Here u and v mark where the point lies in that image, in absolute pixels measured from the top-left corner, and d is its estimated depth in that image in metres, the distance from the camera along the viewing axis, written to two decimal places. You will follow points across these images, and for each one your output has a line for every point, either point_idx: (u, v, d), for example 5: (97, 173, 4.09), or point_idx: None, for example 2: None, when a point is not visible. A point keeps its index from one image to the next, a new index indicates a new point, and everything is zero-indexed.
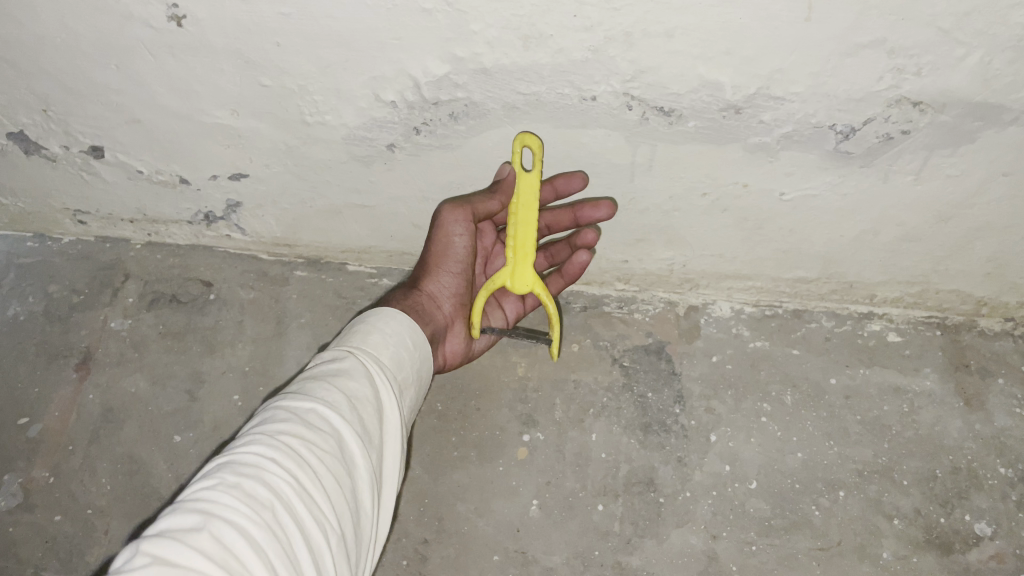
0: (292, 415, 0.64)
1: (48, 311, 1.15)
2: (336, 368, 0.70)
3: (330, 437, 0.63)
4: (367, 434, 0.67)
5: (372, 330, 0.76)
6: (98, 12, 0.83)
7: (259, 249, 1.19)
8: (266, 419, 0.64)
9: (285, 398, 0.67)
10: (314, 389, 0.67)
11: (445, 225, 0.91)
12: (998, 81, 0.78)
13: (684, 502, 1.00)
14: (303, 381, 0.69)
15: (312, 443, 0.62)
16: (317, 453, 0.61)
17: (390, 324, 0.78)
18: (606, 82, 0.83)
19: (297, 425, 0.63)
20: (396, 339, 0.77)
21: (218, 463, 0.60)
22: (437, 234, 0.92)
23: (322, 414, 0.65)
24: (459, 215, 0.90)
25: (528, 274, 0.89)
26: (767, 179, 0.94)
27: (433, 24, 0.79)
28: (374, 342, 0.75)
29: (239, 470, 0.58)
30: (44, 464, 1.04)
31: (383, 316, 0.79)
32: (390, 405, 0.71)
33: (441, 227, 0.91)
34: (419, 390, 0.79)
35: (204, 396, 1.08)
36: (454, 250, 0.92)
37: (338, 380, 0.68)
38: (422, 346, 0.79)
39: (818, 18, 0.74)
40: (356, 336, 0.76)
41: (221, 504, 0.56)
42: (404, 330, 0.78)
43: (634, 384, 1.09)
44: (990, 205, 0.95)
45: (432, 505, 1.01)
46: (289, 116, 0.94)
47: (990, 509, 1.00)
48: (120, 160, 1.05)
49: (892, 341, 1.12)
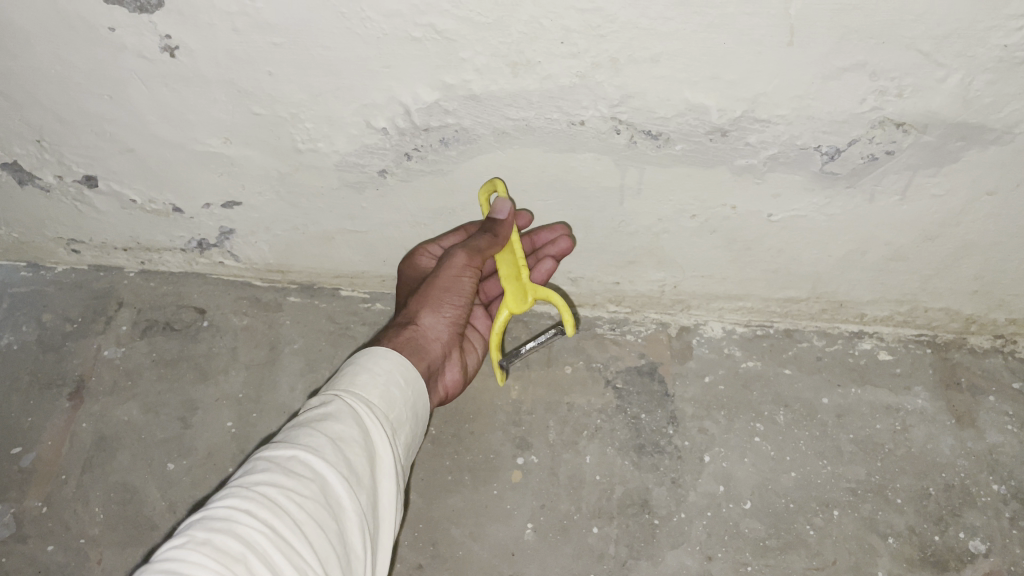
0: (272, 464, 0.62)
1: (41, 340, 1.15)
2: (321, 412, 0.67)
3: (310, 483, 0.60)
4: (355, 476, 0.63)
5: (361, 369, 0.72)
6: (92, 44, 0.84)
7: (253, 275, 1.19)
8: (246, 471, 0.62)
9: (267, 448, 0.64)
10: (298, 436, 0.64)
11: (454, 265, 0.88)
12: (979, 101, 0.80)
13: (678, 523, 1.00)
14: (290, 429, 0.67)
15: (290, 492, 0.59)
16: (295, 501, 0.59)
17: (380, 361, 0.73)
18: (594, 107, 0.84)
19: (275, 474, 0.60)
20: (387, 377, 0.72)
21: (194, 519, 0.58)
22: (444, 272, 0.89)
23: (303, 459, 0.62)
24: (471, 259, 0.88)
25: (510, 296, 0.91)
26: (755, 201, 0.95)
27: (423, 52, 0.80)
28: (364, 381, 0.71)
29: (210, 525, 0.56)
30: (37, 493, 1.03)
31: (372, 354, 0.74)
32: (382, 444, 0.67)
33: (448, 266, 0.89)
34: (417, 427, 0.74)
35: (197, 423, 1.08)
36: (461, 288, 0.89)
37: (322, 424, 0.65)
38: (414, 383, 0.74)
39: (800, 43, 0.75)
40: (343, 378, 0.72)
41: (190, 561, 0.53)
42: (395, 366, 0.73)
43: (628, 405, 1.09)
44: (976, 223, 0.96)
45: (426, 530, 1.00)
46: (281, 144, 0.95)
47: (984, 525, 1.00)
48: (113, 189, 1.06)
49: (883, 360, 1.13)
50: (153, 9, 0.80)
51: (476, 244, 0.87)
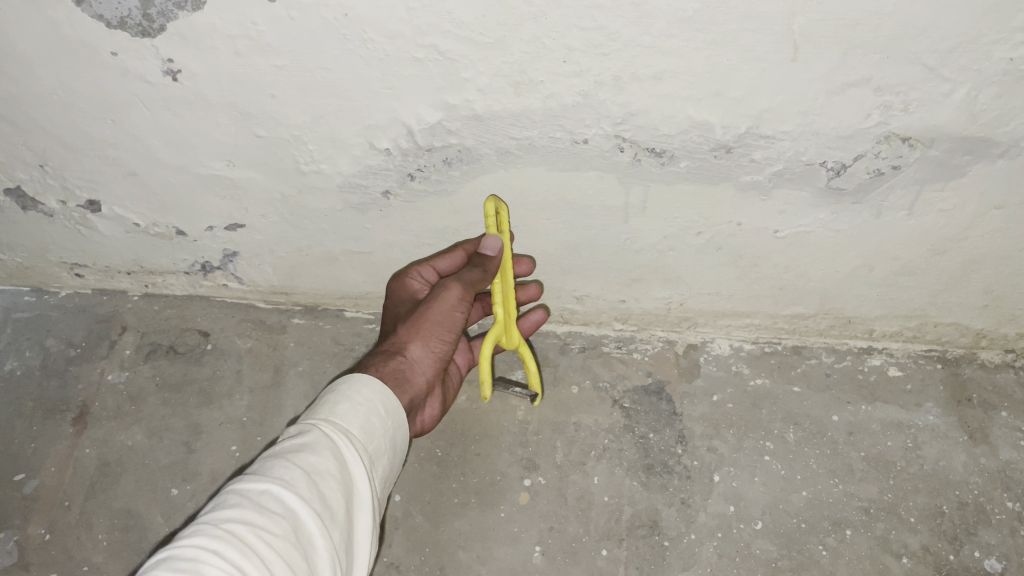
0: (243, 499, 0.61)
1: (45, 365, 1.15)
2: (297, 443, 0.66)
3: (281, 521, 0.60)
4: (328, 512, 0.62)
5: (342, 397, 0.71)
6: (96, 68, 0.85)
7: (256, 297, 1.19)
8: (217, 505, 0.61)
9: (240, 480, 0.63)
10: (271, 468, 0.63)
11: (448, 299, 0.86)
12: (985, 115, 0.79)
13: (689, 545, 0.99)
14: (263, 459, 0.65)
15: (260, 530, 0.58)
16: (265, 539, 0.58)
17: (362, 391, 0.72)
18: (597, 125, 0.84)
19: (245, 511, 0.59)
20: (369, 407, 0.71)
21: (159, 557, 0.56)
22: (436, 305, 0.85)
23: (276, 495, 0.61)
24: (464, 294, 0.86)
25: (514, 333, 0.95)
26: (761, 217, 0.95)
27: (425, 73, 0.80)
28: (344, 410, 0.70)
29: (175, 566, 0.55)
30: (39, 520, 1.02)
31: (353, 382, 0.73)
32: (360, 478, 0.66)
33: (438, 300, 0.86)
34: (395, 457, 0.73)
35: (201, 448, 1.07)
36: (452, 322, 0.86)
37: (298, 456, 0.64)
38: (395, 412, 0.73)
39: (804, 59, 0.75)
40: (324, 406, 0.71)
41: None
42: (376, 395, 0.72)
43: (636, 425, 1.08)
44: (984, 237, 0.96)
45: (433, 554, 0.99)
46: (285, 166, 0.95)
47: (999, 544, 0.98)
48: (116, 214, 1.05)
49: (892, 376, 1.12)
50: (155, 33, 0.80)
51: (471, 278, 0.87)
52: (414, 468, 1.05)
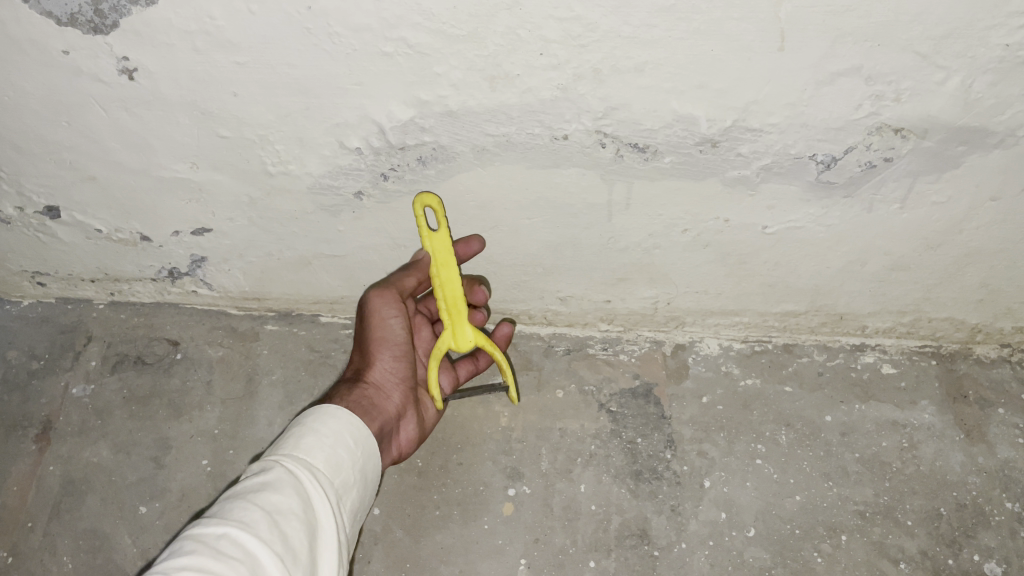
0: (200, 545, 0.57)
1: (7, 379, 1.10)
2: (257, 483, 0.63)
3: (240, 566, 0.56)
4: (290, 554, 0.59)
5: (307, 431, 0.69)
6: (45, 68, 0.80)
7: (227, 303, 1.15)
8: (171, 553, 0.57)
9: (196, 525, 0.59)
10: (229, 511, 0.60)
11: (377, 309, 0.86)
12: (981, 104, 0.76)
13: (680, 555, 0.95)
14: (222, 502, 0.62)
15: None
16: None
17: (327, 424, 0.70)
18: (577, 120, 0.80)
19: (200, 557, 0.55)
20: (334, 439, 0.69)
21: None
22: (371, 320, 0.86)
23: (234, 538, 0.58)
24: (390, 298, 0.86)
25: (469, 330, 0.89)
26: (749, 213, 0.91)
27: (395, 68, 0.75)
28: (308, 446, 0.68)
29: None
30: (2, 543, 0.97)
31: (319, 415, 0.71)
32: (325, 515, 0.63)
33: (372, 316, 0.86)
34: (364, 493, 0.71)
35: (171, 463, 1.03)
36: (392, 332, 0.86)
37: (259, 496, 0.61)
38: (365, 443, 0.72)
39: (791, 48, 0.71)
40: (288, 442, 0.68)
41: None
42: (342, 428, 0.71)
43: (623, 429, 1.05)
44: (980, 230, 0.92)
45: (414, 570, 0.95)
46: (251, 168, 0.90)
47: (999, 546, 0.96)
48: (77, 220, 1.01)
49: (887, 373, 1.09)
50: (107, 30, 0.75)
51: (392, 281, 0.87)
52: (394, 479, 1.01)
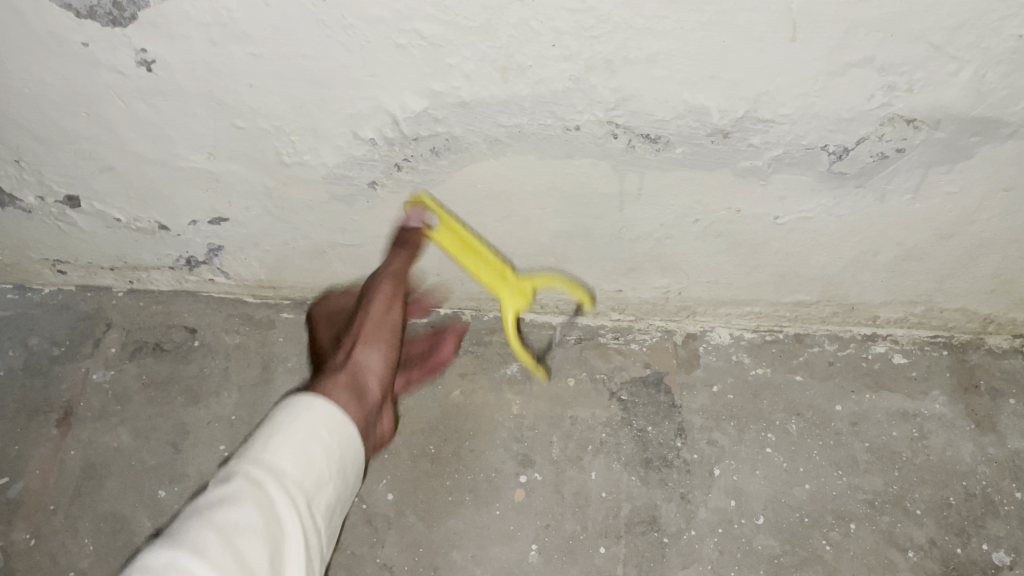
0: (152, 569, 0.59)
1: (28, 365, 1.12)
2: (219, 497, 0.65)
3: None
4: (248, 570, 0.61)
5: (277, 432, 0.70)
6: (65, 59, 0.81)
7: (244, 292, 1.16)
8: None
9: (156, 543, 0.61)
10: (187, 529, 0.62)
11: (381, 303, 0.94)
12: (993, 95, 0.76)
13: (689, 542, 0.96)
14: (185, 515, 0.64)
15: None
16: None
17: (297, 422, 0.71)
18: (589, 111, 0.80)
19: None
20: (304, 438, 0.70)
21: None
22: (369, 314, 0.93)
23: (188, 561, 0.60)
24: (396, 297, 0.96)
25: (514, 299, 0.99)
26: (760, 204, 0.92)
27: (408, 59, 0.76)
28: (276, 447, 0.69)
29: None
30: (24, 526, 0.99)
31: (290, 412, 0.72)
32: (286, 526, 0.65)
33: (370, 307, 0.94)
34: (337, 485, 0.72)
35: (189, 448, 1.05)
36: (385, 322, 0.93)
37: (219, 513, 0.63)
38: (336, 437, 0.73)
39: (803, 39, 0.71)
40: (257, 443, 0.70)
41: None
42: (312, 425, 0.71)
43: (633, 418, 1.05)
44: (992, 221, 0.92)
45: (427, 555, 0.96)
46: (266, 158, 0.91)
47: (1008, 536, 0.96)
48: (96, 209, 1.03)
49: (898, 363, 1.09)
50: (126, 22, 0.76)
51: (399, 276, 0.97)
52: (407, 465, 1.03)
